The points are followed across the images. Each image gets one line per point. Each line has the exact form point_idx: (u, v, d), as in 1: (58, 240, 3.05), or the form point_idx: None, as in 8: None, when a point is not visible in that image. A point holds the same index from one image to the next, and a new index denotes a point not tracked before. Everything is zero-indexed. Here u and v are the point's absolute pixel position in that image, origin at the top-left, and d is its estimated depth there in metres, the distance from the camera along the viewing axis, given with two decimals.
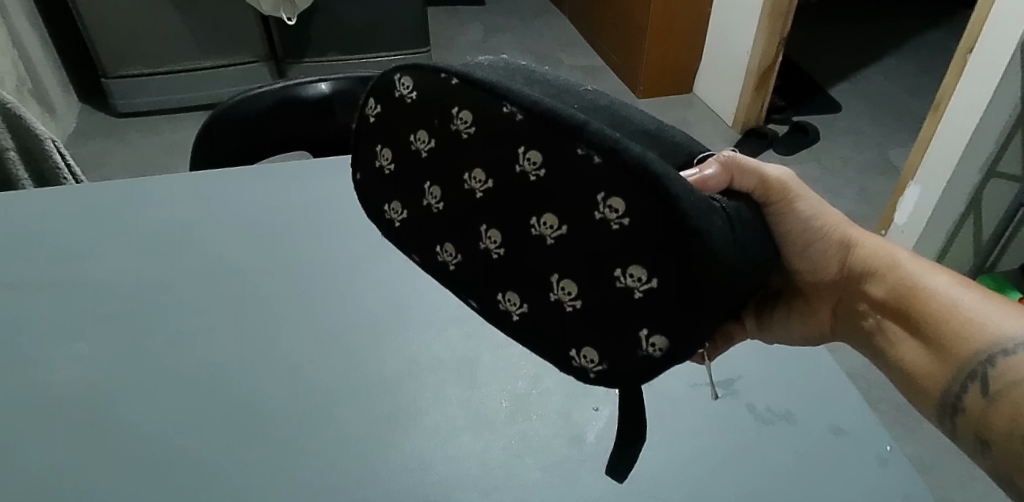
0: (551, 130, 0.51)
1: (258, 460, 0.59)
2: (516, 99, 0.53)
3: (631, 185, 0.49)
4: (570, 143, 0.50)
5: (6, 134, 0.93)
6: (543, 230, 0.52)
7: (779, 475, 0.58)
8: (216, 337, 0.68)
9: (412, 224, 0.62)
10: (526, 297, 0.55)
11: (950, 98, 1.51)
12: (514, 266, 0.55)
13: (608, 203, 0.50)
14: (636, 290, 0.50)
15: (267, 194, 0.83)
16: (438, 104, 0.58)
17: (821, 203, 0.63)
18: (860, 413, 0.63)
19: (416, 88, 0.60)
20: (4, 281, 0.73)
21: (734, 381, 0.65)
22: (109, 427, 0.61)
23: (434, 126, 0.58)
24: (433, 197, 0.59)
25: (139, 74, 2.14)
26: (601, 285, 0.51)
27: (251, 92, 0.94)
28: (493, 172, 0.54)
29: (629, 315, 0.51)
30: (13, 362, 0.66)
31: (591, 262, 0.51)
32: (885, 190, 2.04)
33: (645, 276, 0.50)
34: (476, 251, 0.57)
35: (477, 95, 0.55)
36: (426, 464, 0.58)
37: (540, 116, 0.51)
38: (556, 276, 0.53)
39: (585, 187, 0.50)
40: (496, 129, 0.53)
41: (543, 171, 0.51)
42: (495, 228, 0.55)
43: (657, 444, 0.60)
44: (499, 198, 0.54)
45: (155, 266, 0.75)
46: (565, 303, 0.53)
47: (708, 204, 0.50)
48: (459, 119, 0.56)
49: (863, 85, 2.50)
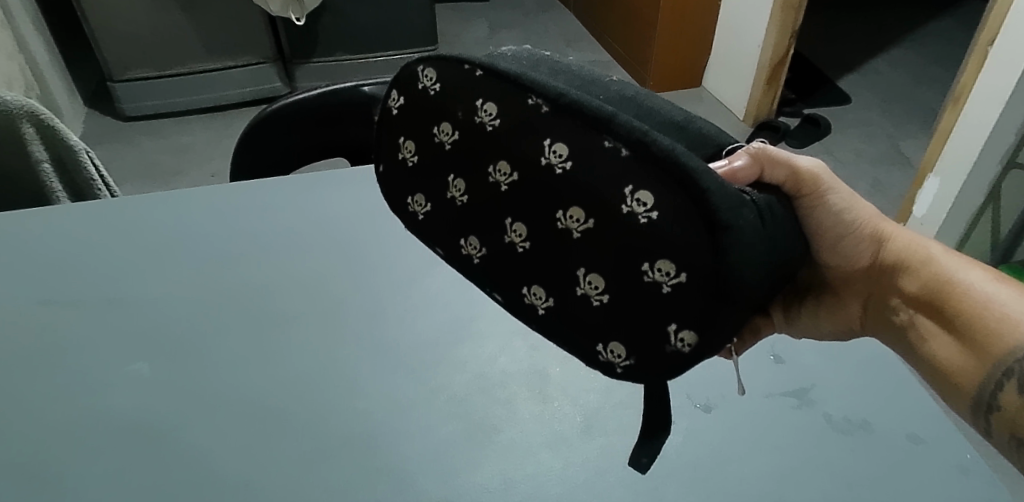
0: (577, 122, 0.50)
1: (329, 482, 0.58)
2: (541, 91, 0.52)
3: (658, 177, 0.47)
4: (598, 134, 0.49)
5: (40, 146, 0.92)
6: (568, 223, 0.51)
7: (866, 486, 0.57)
8: (257, 362, 0.67)
9: (437, 216, 0.61)
10: (552, 291, 0.55)
11: (972, 90, 1.50)
12: (539, 259, 0.54)
13: (635, 196, 0.48)
14: (664, 285, 0.49)
15: (319, 206, 0.82)
16: (462, 95, 0.57)
17: (852, 196, 0.61)
18: (934, 416, 0.62)
19: (439, 80, 0.59)
20: (58, 300, 0.72)
21: (808, 390, 0.64)
22: (181, 453, 0.60)
23: (458, 119, 0.57)
24: (456, 191, 0.59)
25: (145, 77, 2.12)
26: (627, 279, 0.50)
27: (294, 96, 0.92)
28: (517, 165, 0.53)
29: (657, 310, 0.50)
30: (72, 384, 0.65)
31: (618, 255, 0.50)
32: (898, 181, 2.04)
33: (673, 270, 0.48)
34: (501, 245, 0.57)
35: (502, 87, 0.54)
36: (509, 484, 0.58)
37: (567, 108, 0.51)
38: (582, 270, 0.52)
39: (611, 180, 0.49)
40: (520, 122, 0.53)
41: (569, 163, 0.50)
42: (520, 222, 0.54)
43: (740, 457, 0.59)
44: (524, 191, 0.53)
45: (188, 279, 0.74)
46: (592, 297, 0.53)
47: (739, 199, 0.48)
48: (483, 111, 0.55)
49: (872, 76, 2.50)
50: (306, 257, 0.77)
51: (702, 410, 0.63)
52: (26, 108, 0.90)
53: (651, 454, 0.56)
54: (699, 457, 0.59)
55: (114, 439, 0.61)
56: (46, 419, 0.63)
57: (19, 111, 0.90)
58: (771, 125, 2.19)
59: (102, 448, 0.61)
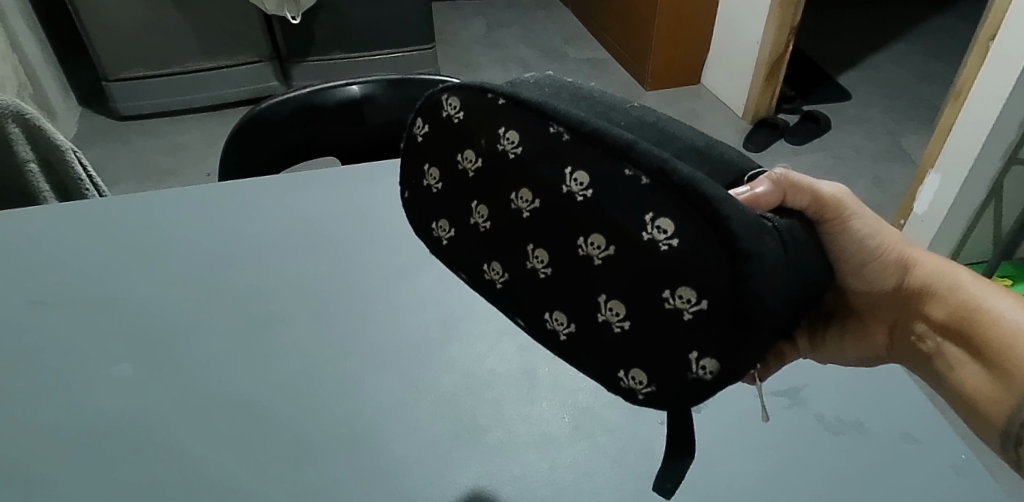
0: (599, 150, 0.46)
1: (313, 483, 0.57)
2: (564, 120, 0.48)
3: (679, 206, 0.44)
4: (618, 162, 0.46)
5: (25, 144, 0.92)
6: (589, 250, 0.47)
7: (857, 488, 0.56)
8: (241, 363, 0.66)
9: (460, 245, 0.56)
10: (574, 316, 0.50)
11: (972, 86, 1.48)
12: (561, 286, 0.50)
13: (656, 224, 0.45)
14: (685, 312, 0.45)
15: (308, 204, 0.82)
16: (484, 123, 0.53)
17: (875, 221, 0.58)
18: (929, 415, 0.61)
19: (462, 108, 0.55)
20: (41, 300, 0.71)
21: (799, 389, 0.63)
22: (162, 454, 0.59)
23: (480, 146, 0.53)
24: (479, 216, 0.54)
25: (140, 76, 2.11)
26: (648, 307, 0.46)
27: (284, 95, 0.93)
28: (540, 194, 0.49)
29: (678, 338, 0.46)
30: (52, 386, 0.64)
31: (640, 282, 0.46)
32: (899, 178, 2.03)
33: (694, 297, 0.44)
34: (522, 271, 0.52)
35: (524, 115, 0.50)
36: (495, 484, 0.57)
37: (590, 137, 0.47)
38: (603, 296, 0.48)
39: (631, 207, 0.45)
40: (542, 151, 0.49)
41: (591, 191, 0.46)
42: (542, 247, 0.50)
43: (729, 457, 0.58)
44: (546, 219, 0.49)
45: (172, 278, 0.73)
46: (614, 324, 0.48)
47: (756, 226, 0.45)
48: (504, 139, 0.51)
49: (872, 72, 2.48)
50: (292, 255, 0.76)
51: (692, 410, 0.62)
52: (14, 109, 0.91)
53: (676, 480, 0.52)
54: None
55: (93, 440, 0.60)
56: (24, 420, 0.62)
57: (7, 112, 0.90)
58: (770, 122, 2.19)
59: (81, 449, 0.60)
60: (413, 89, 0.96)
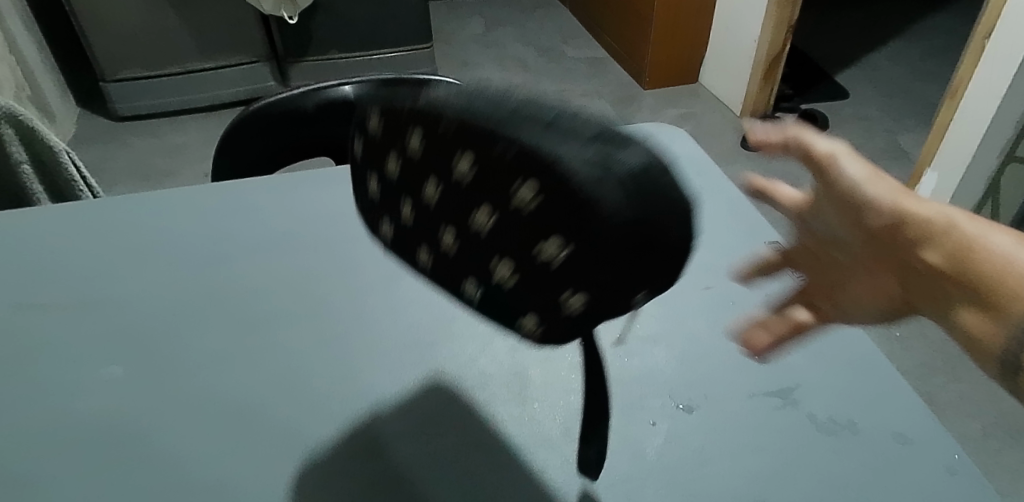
0: (473, 132, 0.40)
1: (303, 485, 0.57)
2: (452, 97, 0.42)
3: (552, 184, 0.38)
4: (495, 140, 0.40)
5: (19, 145, 0.92)
6: (479, 223, 0.43)
7: (850, 489, 0.56)
8: (233, 364, 0.65)
9: (398, 231, 0.51)
10: (482, 283, 0.47)
11: (968, 85, 1.48)
12: (468, 262, 0.46)
13: (528, 196, 0.40)
14: (561, 261, 0.41)
15: (303, 204, 0.82)
16: (382, 111, 0.46)
17: (870, 170, 0.47)
18: (922, 416, 0.61)
19: (366, 104, 0.47)
20: (34, 302, 0.71)
21: (792, 389, 0.63)
22: (153, 457, 0.59)
23: (377, 134, 0.47)
24: (393, 193, 0.49)
25: (137, 77, 2.11)
26: (540, 276, 0.43)
27: (278, 96, 0.94)
28: (439, 175, 0.44)
29: (561, 285, 0.42)
30: (44, 388, 0.64)
31: (527, 252, 0.42)
32: (897, 176, 2.02)
33: (568, 252, 0.40)
34: (433, 246, 0.48)
35: (410, 100, 0.43)
36: (486, 487, 0.57)
37: (463, 119, 0.40)
38: (497, 264, 0.44)
39: (509, 177, 0.40)
40: (428, 140, 0.43)
41: (476, 168, 0.41)
42: (444, 225, 0.46)
43: (721, 458, 0.58)
44: (443, 201, 0.44)
45: (165, 280, 0.73)
46: (511, 284, 0.45)
47: (630, 182, 0.39)
48: (399, 123, 0.45)
49: (871, 71, 2.48)
50: (284, 257, 0.76)
51: (684, 411, 0.61)
52: (6, 110, 0.89)
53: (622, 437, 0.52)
54: (680, 460, 0.58)
55: (85, 442, 0.60)
56: (16, 424, 0.61)
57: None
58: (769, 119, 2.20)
59: (73, 452, 0.59)
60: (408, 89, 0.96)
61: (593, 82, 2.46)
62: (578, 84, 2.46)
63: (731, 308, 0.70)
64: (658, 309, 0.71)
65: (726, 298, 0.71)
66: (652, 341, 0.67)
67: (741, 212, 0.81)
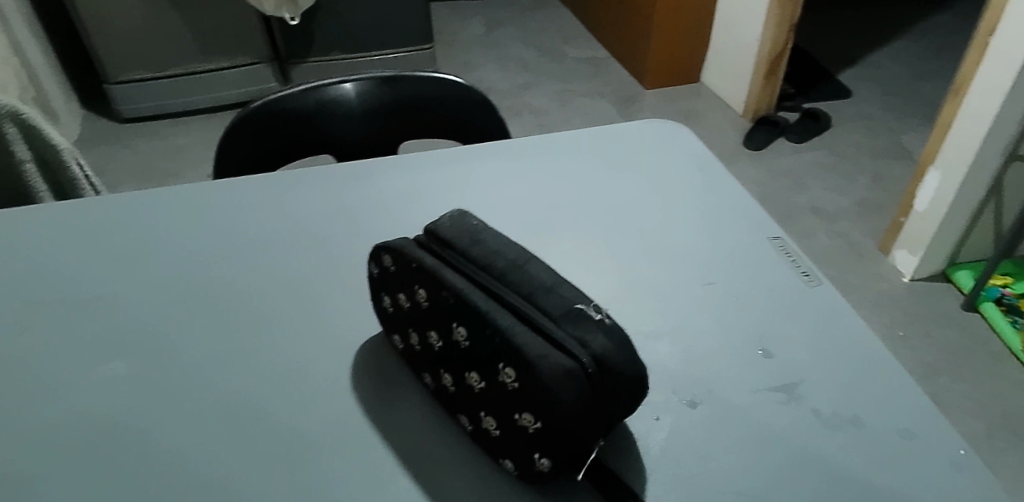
0: (469, 312, 0.54)
1: (307, 481, 0.56)
2: (448, 284, 0.55)
3: (517, 362, 0.51)
4: (481, 323, 0.53)
5: (24, 146, 0.93)
6: (473, 381, 0.56)
7: (858, 484, 0.56)
8: (236, 361, 0.65)
9: (414, 355, 0.63)
10: (472, 421, 0.58)
11: (971, 82, 1.47)
12: (461, 401, 0.58)
13: (505, 371, 0.53)
14: (530, 428, 0.53)
15: (306, 201, 0.82)
16: (406, 272, 0.60)
17: None
18: (928, 412, 0.61)
19: (393, 260, 0.61)
20: (40, 300, 0.71)
21: (797, 385, 0.63)
22: (156, 453, 0.59)
23: (406, 289, 0.60)
24: (414, 339, 0.61)
25: (140, 79, 2.11)
26: (511, 429, 0.54)
27: (279, 92, 0.97)
28: (444, 338, 0.58)
29: (528, 449, 0.53)
30: (49, 386, 0.64)
31: (504, 405, 0.54)
32: (900, 175, 2.02)
33: (533, 420, 0.52)
34: (440, 385, 0.60)
35: (427, 277, 0.57)
36: (491, 482, 0.56)
37: (463, 300, 0.54)
38: (484, 412, 0.56)
39: (491, 355, 0.53)
40: (439, 307, 0.57)
41: (469, 339, 0.55)
42: (448, 373, 0.58)
43: (727, 454, 0.58)
44: (448, 354, 0.58)
45: (169, 277, 0.73)
46: (492, 430, 0.56)
47: (567, 370, 0.50)
48: (416, 293, 0.59)
49: (872, 70, 2.48)
50: (285, 253, 0.76)
51: (688, 406, 0.61)
52: (9, 109, 0.89)
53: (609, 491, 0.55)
54: (686, 457, 0.57)
55: (89, 439, 0.60)
56: (21, 421, 0.61)
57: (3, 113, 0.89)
58: (770, 119, 2.19)
59: (76, 450, 0.59)
60: (406, 86, 1.01)
61: (595, 82, 2.46)
62: (580, 84, 2.46)
63: (733, 304, 0.70)
64: (660, 304, 0.71)
65: (726, 293, 0.72)
66: (656, 335, 0.67)
67: (735, 207, 0.83)
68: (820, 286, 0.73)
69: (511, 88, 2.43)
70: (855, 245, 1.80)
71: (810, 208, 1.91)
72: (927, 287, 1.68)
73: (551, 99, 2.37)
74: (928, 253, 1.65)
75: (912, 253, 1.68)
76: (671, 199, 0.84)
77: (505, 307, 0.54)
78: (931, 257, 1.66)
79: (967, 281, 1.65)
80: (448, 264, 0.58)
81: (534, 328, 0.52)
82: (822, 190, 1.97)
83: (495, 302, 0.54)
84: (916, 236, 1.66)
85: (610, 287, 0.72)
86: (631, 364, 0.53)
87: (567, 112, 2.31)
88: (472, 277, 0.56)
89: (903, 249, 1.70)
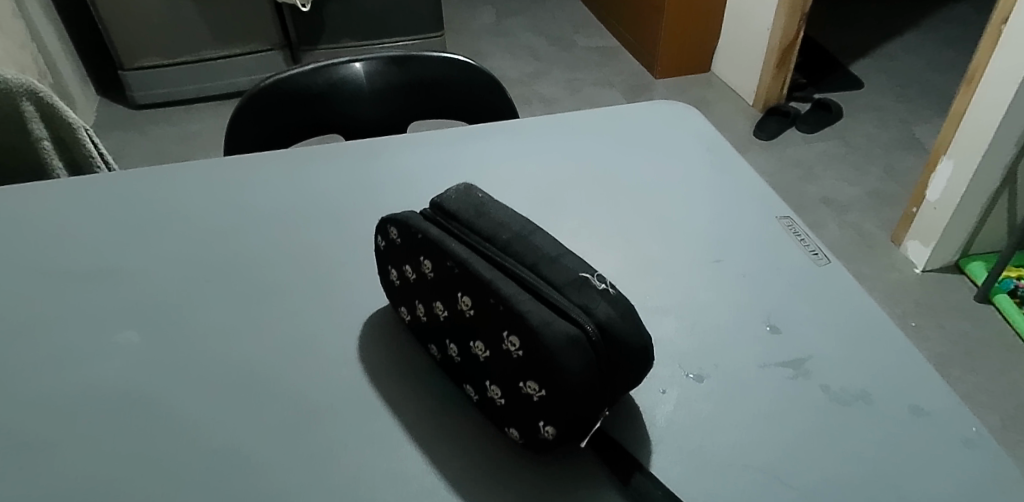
0: (474, 282, 0.54)
1: (313, 451, 0.56)
2: (453, 255, 0.56)
3: (522, 329, 0.52)
4: (485, 292, 0.54)
5: (39, 123, 0.94)
6: (477, 350, 0.56)
7: (865, 458, 0.55)
8: (246, 333, 0.66)
9: (420, 326, 0.63)
10: (476, 390, 0.58)
11: (985, 70, 1.46)
12: (466, 370, 0.58)
13: (509, 339, 0.53)
14: (535, 396, 0.53)
15: (317, 178, 0.82)
16: (411, 246, 0.60)
17: None
18: (938, 389, 0.60)
19: (398, 233, 0.61)
20: (56, 271, 0.72)
21: (805, 360, 0.63)
22: (164, 420, 0.59)
23: (411, 263, 0.61)
24: (419, 310, 0.62)
25: (154, 66, 2.12)
26: (514, 396, 0.54)
27: (289, 72, 0.97)
28: (449, 308, 0.58)
29: (532, 417, 0.53)
30: (63, 356, 0.64)
31: (508, 372, 0.54)
32: (912, 166, 2.00)
33: (538, 387, 0.52)
34: (445, 356, 0.60)
35: (432, 249, 0.58)
36: (496, 449, 0.57)
37: (467, 271, 0.55)
38: (487, 379, 0.56)
39: (496, 323, 0.54)
40: (444, 278, 0.57)
41: (474, 308, 0.55)
42: (454, 343, 0.58)
43: (736, 426, 0.57)
44: (454, 323, 0.58)
45: (180, 251, 0.74)
46: (497, 398, 0.56)
47: (570, 336, 0.50)
48: (421, 264, 0.60)
49: (885, 61, 2.46)
50: (294, 228, 0.77)
51: (695, 380, 0.61)
52: (26, 86, 0.92)
53: (614, 464, 0.55)
54: (691, 428, 0.57)
55: (100, 408, 0.60)
56: (34, 388, 0.62)
57: (19, 89, 0.92)
58: (781, 109, 2.17)
59: (89, 417, 0.59)
60: (415, 66, 1.01)
61: (605, 71, 2.45)
62: (591, 73, 2.45)
63: (741, 281, 0.70)
64: (667, 280, 0.70)
65: (734, 271, 0.71)
66: (663, 311, 0.67)
67: (745, 187, 0.82)
68: (829, 265, 0.72)
69: (521, 77, 2.42)
70: (866, 236, 1.78)
71: (822, 198, 1.89)
72: (939, 278, 1.67)
73: (561, 88, 2.37)
74: (940, 243, 1.64)
75: (924, 244, 1.67)
76: (680, 178, 0.83)
77: (508, 277, 0.54)
78: (944, 247, 1.65)
79: (980, 272, 1.64)
80: (453, 235, 0.58)
81: (538, 297, 0.52)
82: (833, 180, 1.96)
83: (499, 272, 0.54)
84: (928, 226, 1.65)
85: (619, 263, 0.72)
86: (634, 331, 0.53)
87: (577, 101, 2.30)
88: (476, 248, 0.56)
89: (915, 240, 1.69)
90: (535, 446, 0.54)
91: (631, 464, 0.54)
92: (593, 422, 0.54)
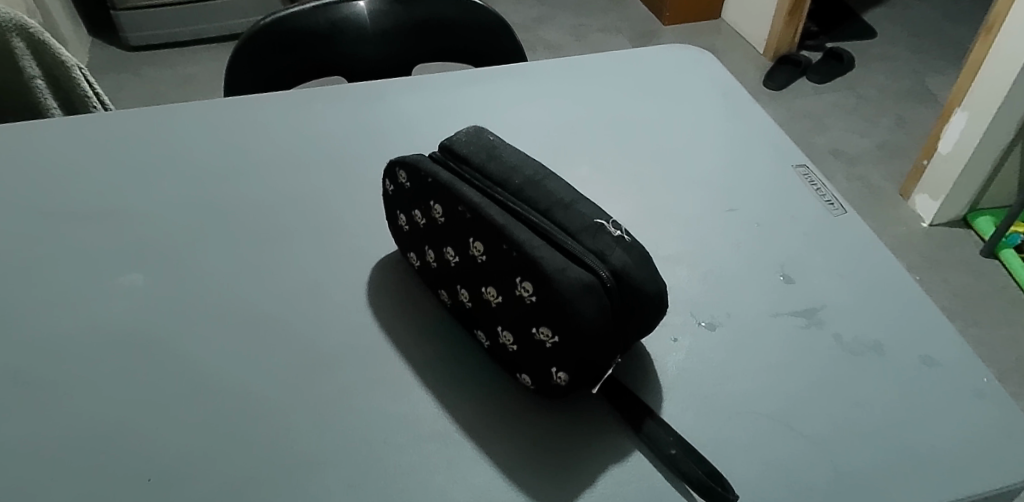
0: (486, 227, 0.53)
1: (321, 394, 0.56)
2: (464, 199, 0.55)
3: (535, 275, 0.51)
4: (498, 238, 0.53)
5: (31, 61, 0.92)
6: (489, 296, 0.55)
7: (876, 407, 0.55)
8: (250, 277, 0.65)
9: (430, 272, 0.62)
10: (487, 336, 0.57)
11: (1006, 20, 1.41)
12: (477, 315, 0.57)
13: (522, 284, 0.52)
14: (548, 342, 0.52)
15: (322, 120, 0.80)
16: (421, 191, 0.59)
17: None
18: (949, 340, 0.60)
19: (408, 178, 0.60)
20: (56, 212, 0.70)
21: (818, 310, 0.62)
22: (170, 363, 0.59)
23: (421, 209, 0.59)
24: (429, 256, 0.61)
25: (148, 6, 2.07)
26: (527, 343, 0.54)
27: (289, 10, 0.94)
28: (460, 253, 0.57)
29: (544, 363, 0.53)
30: (66, 297, 0.63)
31: (521, 318, 0.53)
32: (923, 118, 1.97)
33: (551, 333, 0.52)
34: (456, 302, 0.60)
35: (443, 193, 0.56)
36: (506, 394, 0.56)
37: (479, 216, 0.54)
38: (499, 325, 0.55)
39: (508, 268, 0.53)
40: (456, 223, 0.56)
41: (486, 254, 0.54)
42: (465, 288, 0.58)
43: (747, 374, 0.57)
44: (466, 268, 0.57)
45: (182, 193, 0.72)
46: (509, 344, 0.55)
47: (584, 282, 0.49)
48: (431, 209, 0.58)
49: (900, 10, 2.39)
50: (298, 171, 0.75)
51: (707, 328, 0.61)
52: (16, 22, 0.90)
53: (626, 410, 0.55)
54: (703, 376, 0.57)
55: (105, 349, 0.60)
56: (37, 329, 0.61)
57: (10, 25, 0.89)
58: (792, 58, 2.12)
59: (94, 359, 0.59)
60: (418, 6, 0.98)
61: (612, 17, 2.39)
62: (598, 18, 2.38)
63: (754, 230, 0.69)
64: (679, 229, 0.69)
65: (748, 220, 0.70)
66: (675, 260, 0.66)
67: (759, 134, 0.80)
68: (845, 215, 0.71)
69: (525, 22, 2.36)
70: (874, 188, 1.77)
71: (830, 150, 1.87)
72: (945, 233, 1.66)
73: (567, 34, 2.31)
74: (949, 197, 1.62)
75: (932, 198, 1.65)
76: (693, 124, 0.81)
77: (521, 223, 0.53)
78: (953, 201, 1.63)
79: (987, 226, 1.62)
80: (463, 180, 0.57)
81: (551, 242, 0.51)
82: (842, 131, 1.93)
83: (512, 217, 0.53)
84: (938, 180, 1.63)
85: (631, 210, 0.71)
86: (648, 277, 0.52)
87: (583, 48, 2.25)
88: (487, 193, 0.55)
89: (924, 194, 1.67)
90: (547, 392, 0.54)
91: (642, 410, 0.54)
92: (605, 368, 0.54)
